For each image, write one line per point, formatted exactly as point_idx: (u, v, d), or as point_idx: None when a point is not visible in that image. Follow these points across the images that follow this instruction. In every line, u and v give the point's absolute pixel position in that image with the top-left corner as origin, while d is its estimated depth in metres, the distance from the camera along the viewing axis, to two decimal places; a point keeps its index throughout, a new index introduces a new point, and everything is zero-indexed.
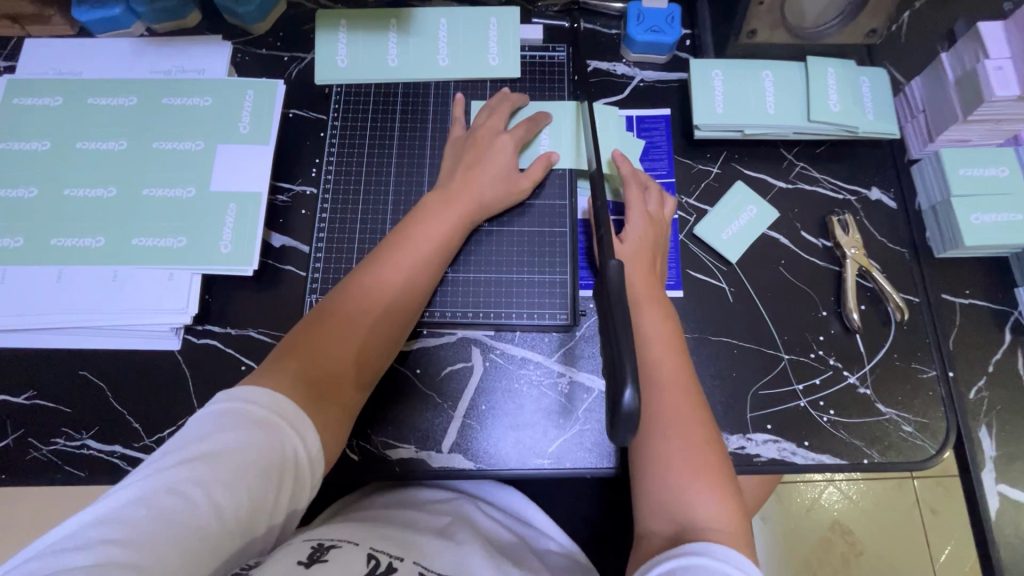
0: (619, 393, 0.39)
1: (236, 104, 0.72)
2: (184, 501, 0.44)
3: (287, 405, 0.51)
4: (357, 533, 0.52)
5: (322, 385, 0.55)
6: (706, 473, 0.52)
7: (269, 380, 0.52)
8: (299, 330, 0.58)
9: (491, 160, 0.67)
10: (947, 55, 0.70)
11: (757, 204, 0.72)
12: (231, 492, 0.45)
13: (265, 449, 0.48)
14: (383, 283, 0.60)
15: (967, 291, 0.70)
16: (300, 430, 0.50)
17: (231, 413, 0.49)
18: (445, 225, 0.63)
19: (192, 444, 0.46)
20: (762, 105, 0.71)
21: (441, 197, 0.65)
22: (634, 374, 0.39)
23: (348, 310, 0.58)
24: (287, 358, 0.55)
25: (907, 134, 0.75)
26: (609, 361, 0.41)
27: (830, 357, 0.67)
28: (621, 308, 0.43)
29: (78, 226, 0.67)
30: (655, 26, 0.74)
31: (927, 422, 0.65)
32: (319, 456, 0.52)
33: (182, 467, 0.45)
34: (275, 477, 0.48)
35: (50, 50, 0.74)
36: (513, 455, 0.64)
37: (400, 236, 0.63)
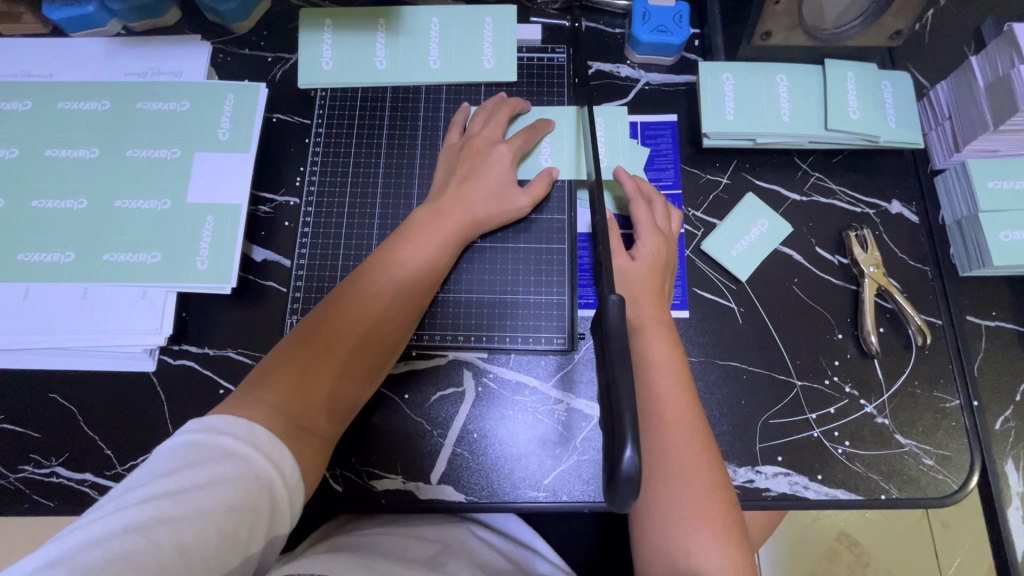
0: (618, 450, 0.36)
1: (215, 109, 0.68)
2: (148, 542, 0.38)
3: (264, 437, 0.47)
4: (340, 566, 0.48)
5: (302, 414, 0.51)
6: (699, 511, 0.49)
7: (243, 412, 0.48)
8: (279, 353, 0.54)
9: (487, 174, 0.63)
10: (977, 58, 0.65)
11: (770, 218, 0.67)
12: (201, 531, 0.40)
13: (241, 482, 0.43)
14: (371, 304, 0.56)
15: (994, 313, 0.66)
16: (279, 465, 0.47)
17: (203, 443, 0.44)
18: (438, 242, 0.60)
19: (158, 478, 0.42)
20: (775, 112, 0.67)
21: (434, 211, 0.61)
22: (634, 430, 0.36)
23: (330, 334, 0.55)
24: (263, 386, 0.51)
25: (931, 143, 0.70)
26: (606, 410, 0.39)
27: (846, 384, 0.63)
28: (620, 353, 0.41)
29: (46, 241, 0.63)
30: (661, 26, 0.69)
31: (950, 455, 0.61)
32: (297, 492, 0.48)
33: (149, 503, 0.40)
34: (252, 513, 0.43)
35: (20, 50, 0.70)
36: (506, 487, 0.60)
37: (388, 254, 0.59)
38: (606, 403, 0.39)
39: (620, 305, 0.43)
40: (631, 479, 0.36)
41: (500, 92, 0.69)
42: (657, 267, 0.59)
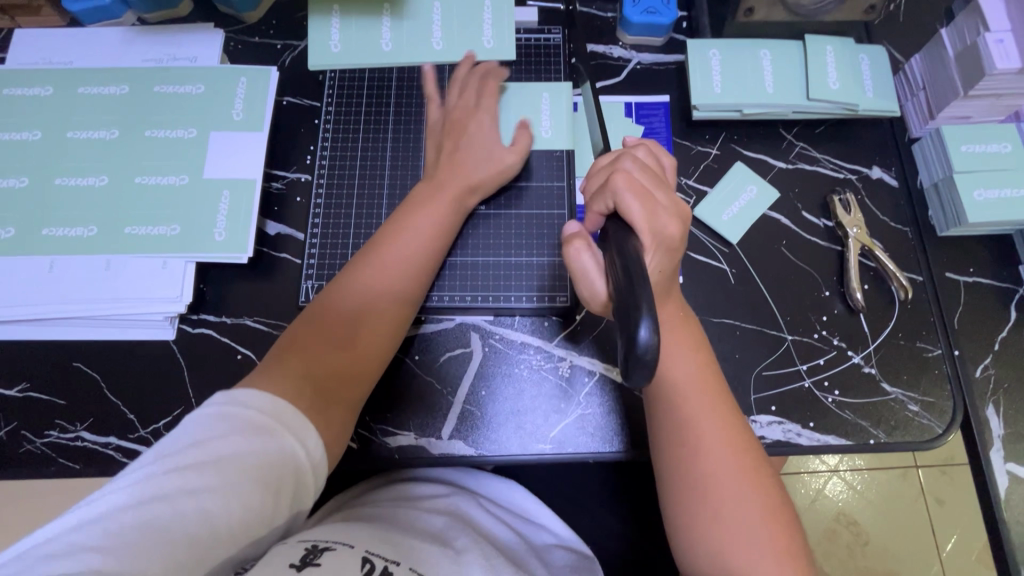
0: (634, 331, 0.39)
1: (229, 91, 0.71)
2: (178, 510, 0.42)
3: (287, 409, 0.49)
4: (353, 534, 0.51)
5: (325, 386, 0.54)
6: (717, 464, 0.53)
7: (266, 383, 0.51)
8: (297, 331, 0.57)
9: (471, 143, 0.66)
10: (946, 30, 0.69)
11: (758, 184, 0.71)
12: (228, 501, 0.43)
13: (265, 457, 0.46)
14: (380, 278, 0.59)
15: (972, 269, 0.69)
16: (301, 435, 0.49)
17: (229, 417, 0.47)
18: (441, 215, 0.63)
19: (187, 449, 0.45)
20: (760, 84, 0.71)
21: (431, 185, 0.65)
22: (651, 311, 0.40)
23: (344, 310, 0.58)
24: (285, 361, 0.54)
25: (907, 113, 0.74)
26: (622, 301, 0.42)
27: (834, 337, 0.66)
28: (629, 248, 0.44)
29: (69, 216, 0.66)
30: (650, 7, 0.73)
31: (934, 401, 0.64)
32: (321, 457, 0.50)
33: (177, 472, 0.43)
34: (276, 486, 0.46)
35: (41, 40, 0.73)
36: (515, 441, 0.63)
37: (394, 230, 0.62)
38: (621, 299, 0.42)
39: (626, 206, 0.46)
40: (648, 351, 0.39)
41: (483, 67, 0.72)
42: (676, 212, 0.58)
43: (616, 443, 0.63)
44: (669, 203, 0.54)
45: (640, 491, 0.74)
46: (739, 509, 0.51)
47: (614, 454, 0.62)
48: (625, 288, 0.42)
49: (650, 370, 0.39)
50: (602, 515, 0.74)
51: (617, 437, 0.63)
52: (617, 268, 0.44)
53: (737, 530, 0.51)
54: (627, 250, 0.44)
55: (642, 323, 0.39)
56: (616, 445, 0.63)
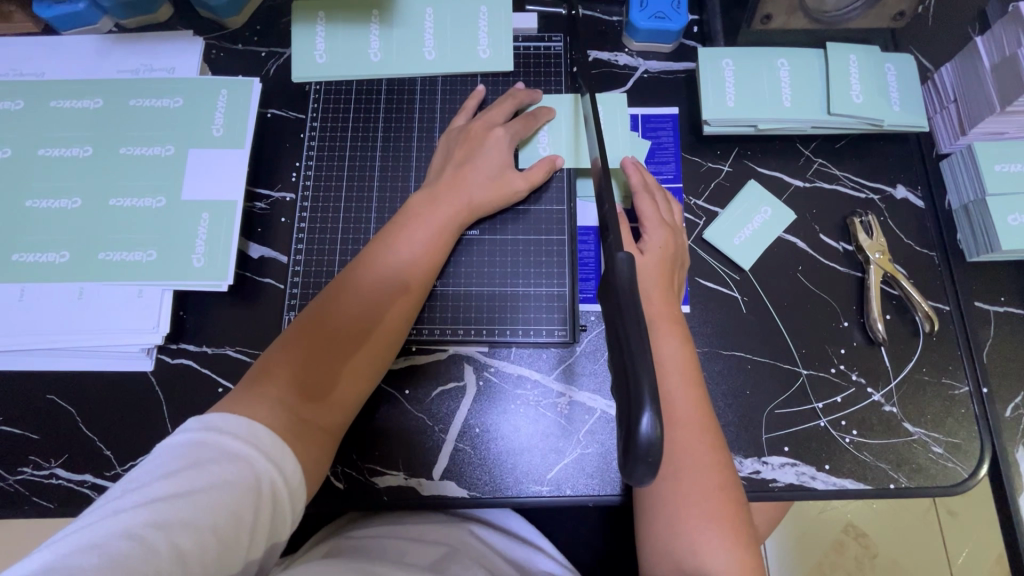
0: (635, 417, 0.35)
1: (209, 105, 0.67)
2: (144, 547, 0.37)
3: (264, 433, 0.46)
4: (334, 570, 0.48)
5: (306, 409, 0.50)
6: (704, 511, 0.48)
7: (243, 407, 0.47)
8: (280, 345, 0.53)
9: (484, 159, 0.62)
10: (982, 38, 0.64)
11: (773, 205, 0.66)
12: (200, 535, 0.39)
13: (239, 483, 0.42)
14: (370, 293, 0.56)
15: (1003, 298, 0.65)
16: (279, 463, 0.45)
17: (203, 443, 0.43)
18: (436, 226, 0.59)
19: (157, 480, 0.41)
20: (776, 97, 0.66)
21: (429, 196, 0.61)
22: (653, 395, 0.35)
23: (331, 325, 0.54)
24: (261, 381, 0.50)
25: (936, 127, 0.68)
26: (621, 376, 0.37)
27: (853, 372, 0.62)
28: (633, 310, 0.39)
29: (41, 241, 0.62)
30: (659, 12, 0.68)
31: (959, 442, 0.60)
32: (298, 486, 0.47)
33: (147, 506, 0.39)
34: (252, 518, 0.42)
35: (12, 49, 0.69)
36: (509, 481, 0.59)
37: (385, 244, 0.58)
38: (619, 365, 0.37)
39: (630, 262, 0.41)
40: (651, 448, 0.34)
41: (516, 84, 0.68)
42: (668, 260, 0.58)
43: (617, 487, 0.59)
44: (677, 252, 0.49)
45: None
46: (706, 507, 0.49)
47: (615, 498, 0.59)
48: (626, 360, 0.37)
49: (652, 466, 0.34)
50: (603, 551, 0.71)
51: (617, 480, 0.59)
52: (620, 339, 0.38)
53: (701, 531, 0.48)
54: (629, 312, 0.39)
55: (644, 413, 0.34)
56: (616, 488, 0.59)
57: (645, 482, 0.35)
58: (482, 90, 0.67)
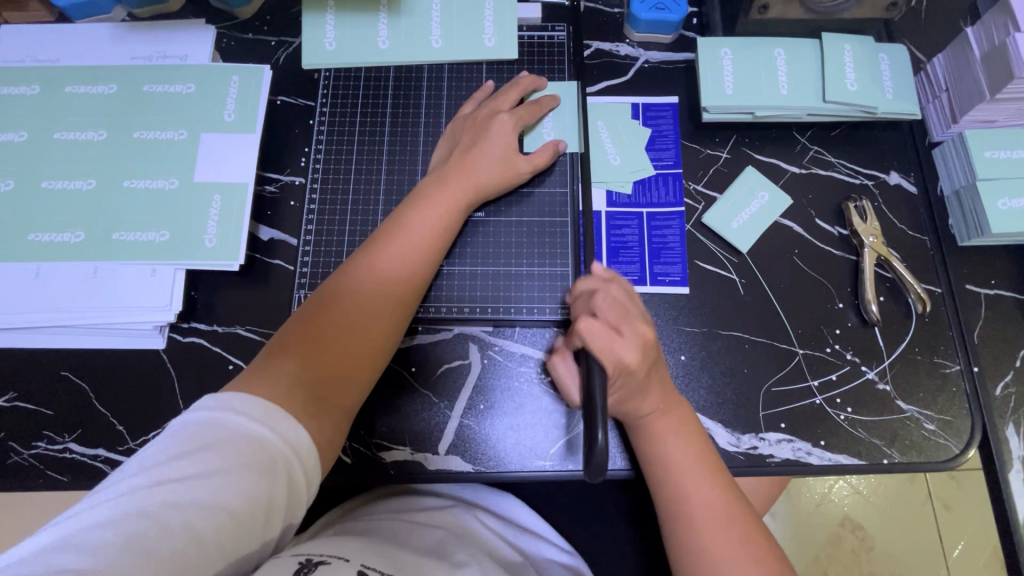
0: (592, 436, 0.48)
1: (221, 91, 0.69)
2: (161, 527, 0.39)
3: (278, 414, 0.47)
4: (349, 547, 0.49)
5: (320, 388, 0.52)
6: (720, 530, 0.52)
7: (262, 386, 0.49)
8: (293, 328, 0.54)
9: (490, 142, 0.63)
10: (973, 29, 0.66)
11: (770, 190, 0.68)
12: (213, 516, 0.41)
13: (252, 464, 0.43)
14: (380, 277, 0.57)
15: (993, 281, 0.66)
16: (294, 443, 0.46)
17: (218, 423, 0.44)
18: (443, 212, 0.61)
19: (171, 460, 0.42)
20: (774, 85, 0.67)
21: (437, 181, 0.62)
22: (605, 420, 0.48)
23: (342, 308, 0.55)
24: (278, 363, 0.51)
25: (928, 116, 0.70)
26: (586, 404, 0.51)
27: (847, 352, 0.63)
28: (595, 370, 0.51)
29: (56, 221, 0.64)
30: (659, 4, 0.70)
31: (950, 419, 0.62)
32: (313, 460, 0.48)
33: (163, 486, 0.41)
34: (265, 499, 0.43)
35: (28, 36, 0.71)
36: (515, 457, 0.61)
37: (395, 227, 0.59)
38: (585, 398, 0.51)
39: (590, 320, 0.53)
40: (601, 458, 0.47)
41: (520, 72, 0.70)
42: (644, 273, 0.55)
43: (618, 461, 0.60)
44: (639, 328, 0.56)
45: (643, 508, 0.72)
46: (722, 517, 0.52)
47: (618, 473, 0.60)
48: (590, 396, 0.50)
49: (601, 469, 0.47)
50: (603, 530, 0.72)
51: (618, 453, 0.61)
52: (589, 403, 0.50)
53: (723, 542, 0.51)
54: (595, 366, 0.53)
55: (597, 430, 0.48)
56: (619, 463, 0.60)
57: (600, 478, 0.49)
58: (491, 81, 0.69)
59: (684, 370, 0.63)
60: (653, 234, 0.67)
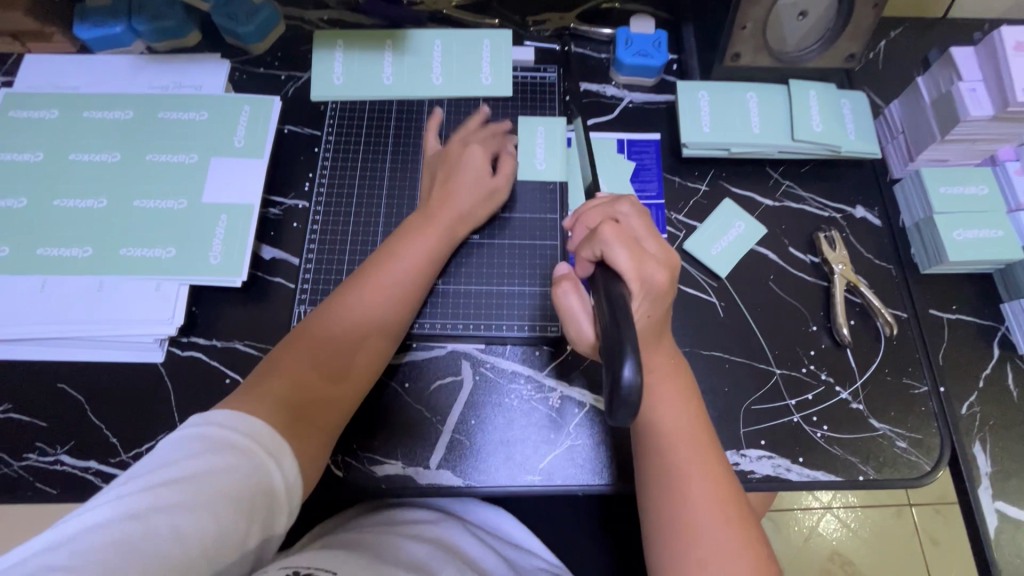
0: (619, 369, 0.44)
1: (232, 118, 0.73)
2: (148, 530, 0.40)
3: (262, 429, 0.48)
4: (334, 561, 0.49)
5: (307, 408, 0.53)
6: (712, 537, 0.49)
7: (249, 404, 0.50)
8: (284, 348, 0.57)
9: (465, 174, 0.67)
10: (923, 79, 0.72)
11: (746, 220, 0.73)
12: (201, 519, 0.41)
13: (240, 472, 0.45)
14: (368, 302, 0.60)
15: (955, 307, 0.71)
16: (278, 459, 0.48)
17: (204, 435, 0.46)
18: (432, 240, 0.64)
19: (161, 468, 0.43)
20: (747, 125, 0.73)
21: (429, 212, 0.66)
22: (635, 353, 0.44)
23: (332, 332, 0.58)
24: (266, 382, 0.53)
25: (889, 155, 0.76)
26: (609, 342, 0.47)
27: (822, 372, 0.67)
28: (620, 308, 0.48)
29: (65, 236, 0.66)
30: (642, 50, 0.76)
31: (921, 437, 0.65)
32: (296, 472, 0.49)
33: (152, 490, 0.42)
34: (248, 506, 0.44)
35: (51, 66, 0.76)
36: (504, 472, 0.62)
37: (386, 255, 0.62)
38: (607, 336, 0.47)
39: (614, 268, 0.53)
40: (632, 391, 0.43)
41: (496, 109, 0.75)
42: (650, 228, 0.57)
43: (603, 476, 0.62)
44: (658, 251, 0.55)
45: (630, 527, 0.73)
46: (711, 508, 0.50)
47: (605, 487, 0.62)
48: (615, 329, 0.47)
49: (633, 409, 0.44)
50: (591, 551, 0.72)
51: (604, 469, 0.62)
52: (616, 332, 0.46)
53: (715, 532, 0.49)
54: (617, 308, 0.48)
55: (626, 363, 0.44)
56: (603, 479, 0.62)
57: (628, 422, 0.45)
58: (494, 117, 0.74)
59: None
60: None
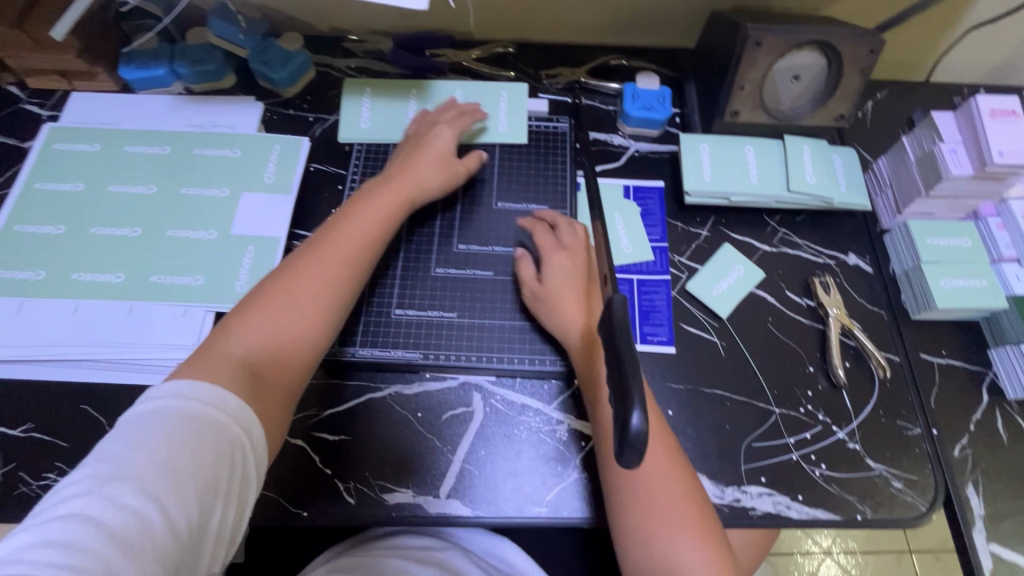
0: (627, 416, 0.39)
1: (263, 156, 0.78)
2: (133, 510, 0.41)
3: (222, 394, 0.49)
4: None
5: (266, 367, 0.55)
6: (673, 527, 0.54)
7: (210, 373, 0.51)
8: (243, 310, 0.57)
9: (433, 147, 0.72)
10: (908, 138, 0.77)
11: (745, 264, 0.77)
12: (183, 496, 0.43)
13: (211, 446, 0.46)
14: (329, 265, 0.61)
15: (945, 351, 0.74)
16: (238, 420, 0.49)
17: (179, 410, 0.47)
18: (380, 211, 0.67)
19: (132, 450, 0.44)
20: (745, 175, 0.78)
21: (381, 184, 0.69)
22: (642, 396, 0.40)
23: (291, 291, 0.59)
24: (226, 350, 0.54)
25: (878, 207, 0.81)
26: (616, 381, 0.42)
27: (819, 412, 0.69)
28: (625, 340, 0.44)
29: (99, 263, 0.70)
30: (647, 104, 0.82)
31: (916, 478, 0.67)
32: (260, 432, 0.51)
33: (126, 471, 0.43)
34: (224, 471, 0.46)
35: (95, 103, 0.81)
36: (511, 502, 0.64)
37: (345, 220, 0.65)
38: (614, 371, 0.43)
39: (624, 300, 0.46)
40: (640, 439, 0.39)
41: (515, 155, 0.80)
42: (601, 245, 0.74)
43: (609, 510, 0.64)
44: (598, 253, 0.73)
45: None
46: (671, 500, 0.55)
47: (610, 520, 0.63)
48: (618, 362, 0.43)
49: (642, 456, 0.39)
50: None
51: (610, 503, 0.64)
52: (622, 373, 0.42)
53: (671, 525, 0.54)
54: (623, 342, 0.44)
55: (635, 410, 0.39)
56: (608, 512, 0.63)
57: (636, 467, 0.41)
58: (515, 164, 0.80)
59: (671, 424, 0.68)
60: (642, 297, 0.74)
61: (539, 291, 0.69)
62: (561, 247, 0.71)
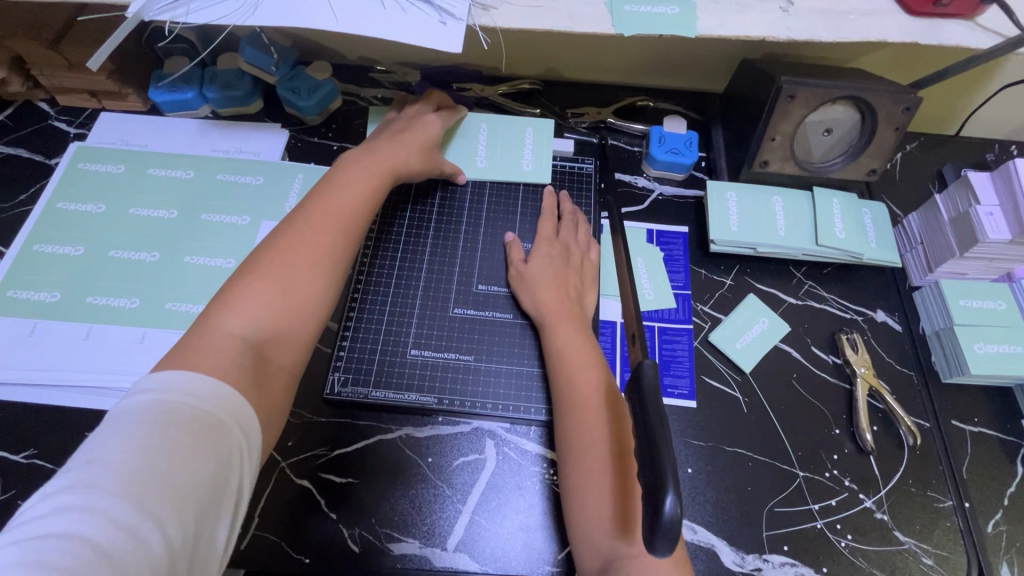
0: (659, 499, 0.40)
1: (286, 185, 0.77)
2: (122, 509, 0.37)
3: (209, 382, 0.45)
4: None
5: (266, 344, 0.51)
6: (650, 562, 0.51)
7: (200, 360, 0.46)
8: (235, 283, 0.53)
9: (419, 131, 0.73)
10: (941, 197, 0.76)
11: (769, 317, 0.75)
12: (176, 491, 0.39)
13: (201, 436, 0.42)
14: (323, 230, 0.58)
15: (976, 419, 0.71)
16: (228, 407, 0.44)
17: (165, 403, 0.42)
18: (366, 178, 0.65)
19: (119, 445, 0.40)
20: (772, 226, 0.77)
21: (365, 153, 0.68)
22: (675, 479, 0.40)
23: (285, 258, 0.55)
24: (216, 333, 0.49)
25: (907, 264, 0.79)
26: (646, 458, 0.42)
27: (845, 478, 0.67)
28: (656, 411, 0.44)
29: (116, 288, 0.69)
30: (674, 148, 0.81)
31: (946, 554, 0.63)
32: (253, 416, 0.46)
33: (113, 467, 0.38)
34: (218, 465, 0.42)
35: (123, 125, 0.81)
36: (521, 559, 0.61)
37: (333, 187, 0.63)
38: (645, 446, 0.43)
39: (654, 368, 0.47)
40: (673, 524, 0.39)
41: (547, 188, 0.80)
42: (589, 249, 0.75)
43: None
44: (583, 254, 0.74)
45: None
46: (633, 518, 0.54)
47: None
48: (648, 434, 0.43)
49: (674, 543, 0.39)
50: None
51: None
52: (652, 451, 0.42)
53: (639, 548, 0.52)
54: (654, 416, 0.44)
55: (668, 494, 0.40)
56: None
57: (666, 555, 0.40)
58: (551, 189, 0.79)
59: (690, 483, 0.65)
60: (664, 347, 0.72)
61: (522, 272, 0.72)
62: (554, 238, 0.74)
